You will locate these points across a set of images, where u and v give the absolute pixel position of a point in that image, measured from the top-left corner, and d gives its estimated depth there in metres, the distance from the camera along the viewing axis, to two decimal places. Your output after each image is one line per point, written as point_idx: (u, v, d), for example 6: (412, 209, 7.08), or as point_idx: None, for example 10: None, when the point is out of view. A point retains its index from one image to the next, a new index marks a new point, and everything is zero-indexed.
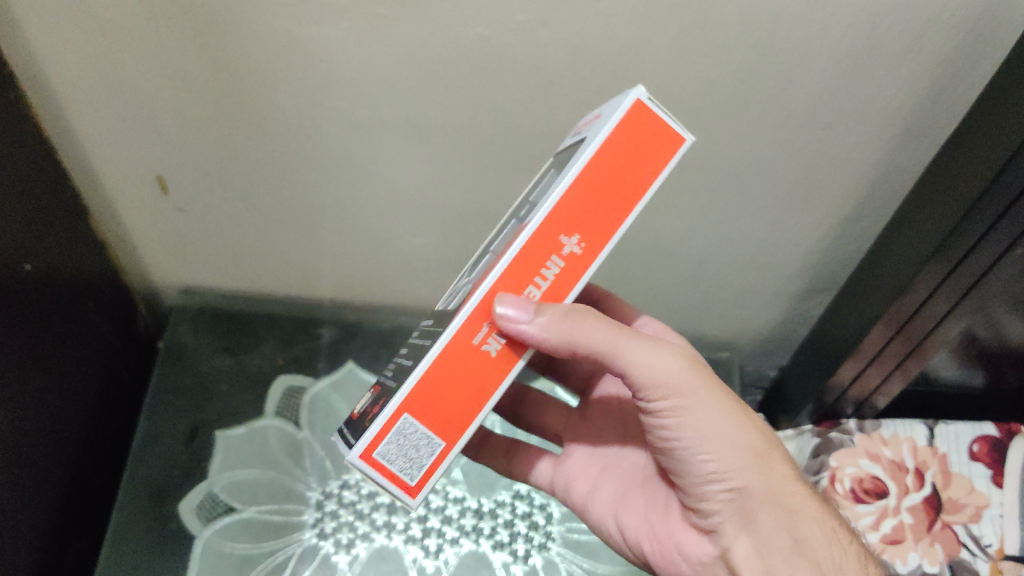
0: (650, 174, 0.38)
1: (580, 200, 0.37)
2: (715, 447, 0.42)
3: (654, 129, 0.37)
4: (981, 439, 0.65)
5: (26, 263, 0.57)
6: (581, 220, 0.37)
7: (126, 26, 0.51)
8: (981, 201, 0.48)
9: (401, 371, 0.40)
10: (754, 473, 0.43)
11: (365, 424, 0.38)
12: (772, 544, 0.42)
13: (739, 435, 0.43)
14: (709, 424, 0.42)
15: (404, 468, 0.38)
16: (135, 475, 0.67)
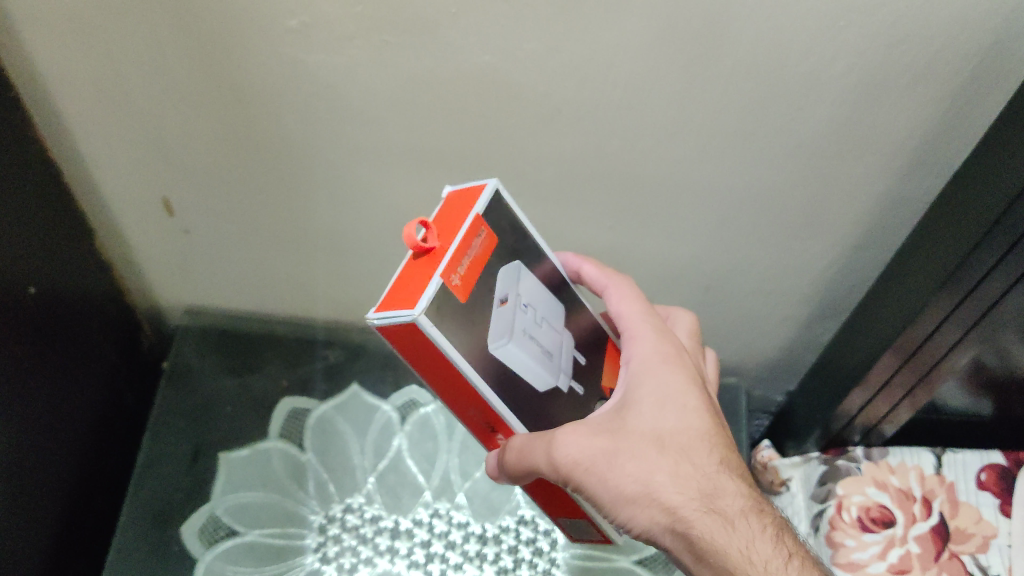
0: (442, 355, 0.36)
1: (447, 393, 0.40)
2: (611, 506, 0.42)
3: (410, 338, 0.36)
4: (989, 468, 0.63)
5: (31, 285, 0.57)
6: (466, 401, 0.40)
7: (131, 49, 0.51)
8: (990, 235, 0.48)
9: None
10: (645, 516, 0.42)
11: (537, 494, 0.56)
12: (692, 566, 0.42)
13: (622, 489, 0.42)
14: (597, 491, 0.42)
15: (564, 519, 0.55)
16: (136, 499, 0.67)
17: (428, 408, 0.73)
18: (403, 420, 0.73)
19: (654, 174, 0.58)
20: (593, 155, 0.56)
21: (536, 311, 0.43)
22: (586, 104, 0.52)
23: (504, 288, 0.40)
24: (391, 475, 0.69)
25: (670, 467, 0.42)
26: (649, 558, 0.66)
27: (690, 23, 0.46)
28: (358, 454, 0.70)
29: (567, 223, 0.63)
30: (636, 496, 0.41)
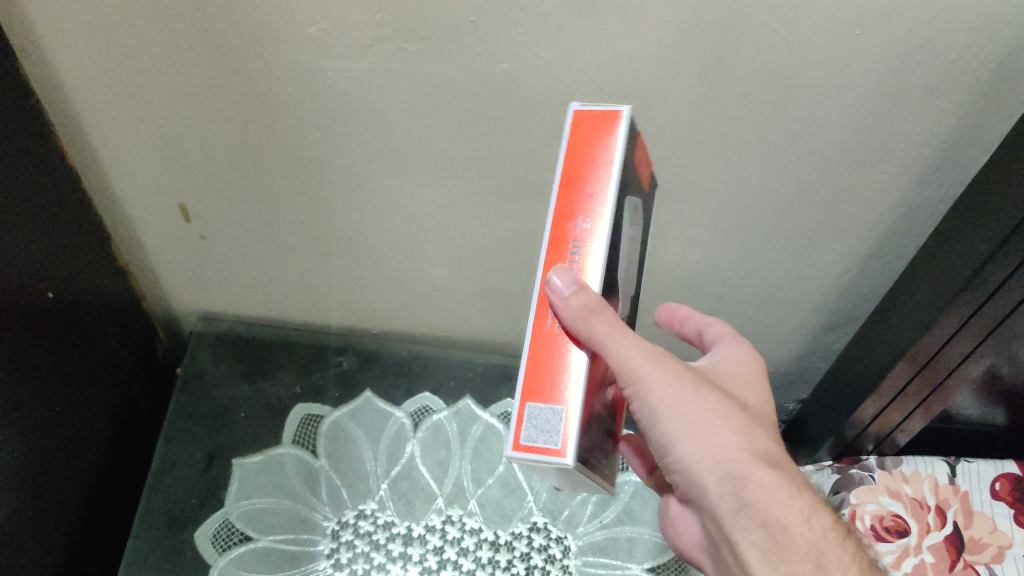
0: (612, 129, 0.39)
1: (567, 191, 0.39)
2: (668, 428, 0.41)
3: (586, 131, 0.39)
4: (1003, 477, 0.65)
5: (50, 291, 0.57)
6: (580, 203, 0.38)
7: (151, 57, 0.51)
8: (1004, 247, 0.48)
9: None
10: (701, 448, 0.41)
11: None
12: (725, 517, 0.41)
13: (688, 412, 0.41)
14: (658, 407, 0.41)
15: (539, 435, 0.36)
16: (151, 504, 0.68)
17: (441, 415, 0.74)
18: (416, 426, 0.73)
19: (669, 182, 0.58)
20: None
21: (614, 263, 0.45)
22: None
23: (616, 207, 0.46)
24: (404, 481, 0.69)
25: (742, 418, 0.42)
26: (663, 565, 0.66)
27: (706, 31, 0.47)
28: (371, 461, 0.70)
29: None
30: (698, 425, 0.41)
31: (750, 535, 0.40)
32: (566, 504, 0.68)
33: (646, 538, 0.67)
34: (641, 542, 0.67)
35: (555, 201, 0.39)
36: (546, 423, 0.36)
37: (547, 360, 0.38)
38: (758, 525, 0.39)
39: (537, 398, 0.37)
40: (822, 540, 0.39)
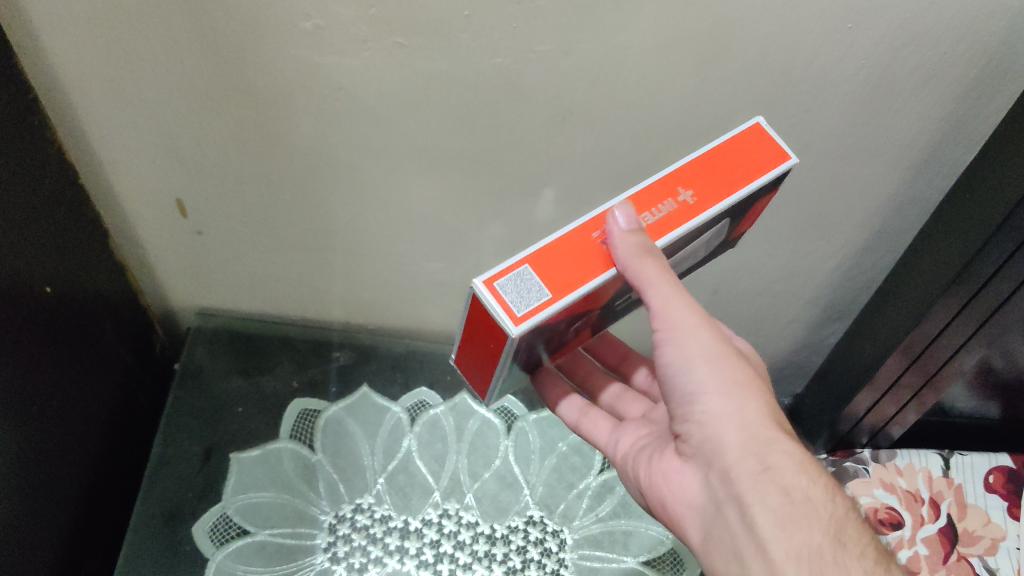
0: (771, 161, 0.42)
1: (701, 165, 0.42)
2: (700, 380, 0.42)
3: (756, 144, 0.42)
4: (997, 470, 0.66)
5: (47, 285, 0.58)
6: (700, 181, 0.41)
7: (148, 52, 0.52)
8: (995, 238, 0.48)
9: None
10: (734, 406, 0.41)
11: None
12: (739, 478, 0.40)
13: (727, 371, 0.42)
14: (697, 358, 0.42)
15: (516, 300, 0.37)
16: (148, 498, 0.68)
17: (437, 410, 0.74)
18: (412, 421, 0.73)
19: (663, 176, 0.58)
20: (604, 156, 0.57)
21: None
22: (597, 106, 0.53)
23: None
24: (401, 476, 0.70)
25: (770, 398, 0.44)
26: (658, 558, 0.66)
27: (700, 26, 0.47)
28: (368, 455, 0.71)
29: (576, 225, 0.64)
30: (732, 386, 0.42)
31: (767, 497, 0.40)
32: (561, 498, 0.69)
33: (641, 531, 0.67)
34: (637, 536, 0.67)
35: (684, 163, 0.42)
36: (530, 288, 0.38)
37: (568, 252, 0.40)
38: (776, 489, 0.40)
39: (533, 267, 0.38)
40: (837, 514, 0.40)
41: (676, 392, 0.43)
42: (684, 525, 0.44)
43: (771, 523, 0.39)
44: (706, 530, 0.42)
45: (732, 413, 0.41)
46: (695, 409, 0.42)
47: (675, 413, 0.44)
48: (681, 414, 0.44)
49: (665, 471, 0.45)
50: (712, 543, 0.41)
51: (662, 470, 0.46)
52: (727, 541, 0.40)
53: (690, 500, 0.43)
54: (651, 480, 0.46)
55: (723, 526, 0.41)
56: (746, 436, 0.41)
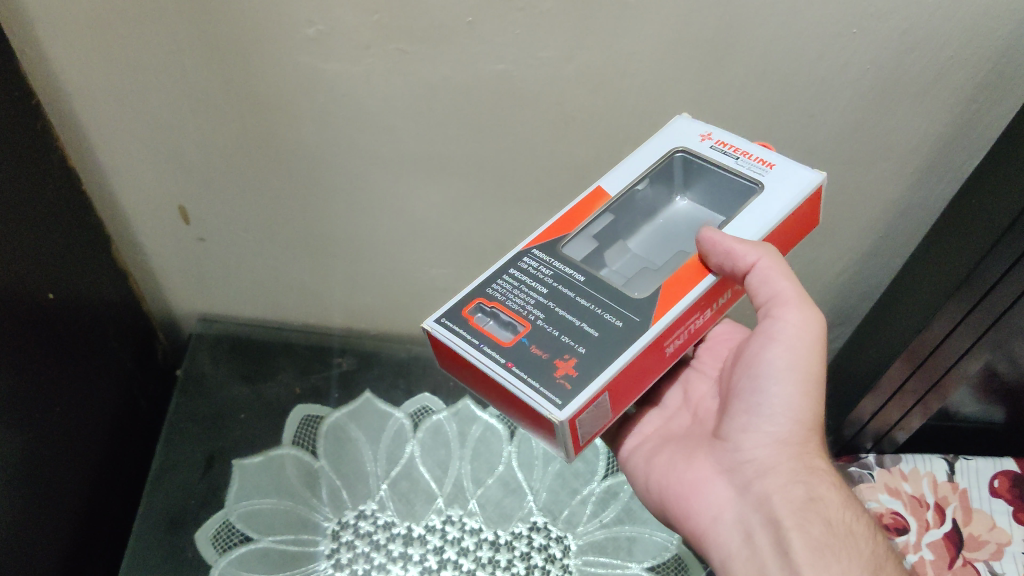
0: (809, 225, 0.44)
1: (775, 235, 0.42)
2: (787, 394, 0.43)
3: (811, 209, 0.43)
4: (1002, 475, 0.65)
5: (49, 292, 0.58)
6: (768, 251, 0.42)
7: (152, 59, 0.52)
8: (999, 244, 0.48)
9: (575, 337, 0.37)
10: (799, 435, 0.43)
11: (556, 382, 0.36)
12: (785, 503, 0.42)
13: (808, 395, 0.43)
14: (785, 369, 0.43)
15: (585, 430, 0.36)
16: (152, 505, 0.68)
17: (440, 415, 0.74)
18: (415, 426, 0.73)
19: None
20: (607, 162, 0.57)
21: (635, 187, 0.46)
22: (600, 113, 0.53)
23: (696, 143, 0.46)
24: (404, 482, 0.69)
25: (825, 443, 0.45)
26: (662, 564, 0.64)
27: (704, 32, 0.47)
28: (371, 462, 0.71)
29: None
30: (806, 412, 0.43)
31: (808, 526, 0.41)
32: (566, 504, 0.68)
33: (645, 537, 0.66)
34: (641, 542, 0.65)
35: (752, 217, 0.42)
36: (599, 415, 0.37)
37: (652, 357, 0.38)
38: (819, 522, 0.41)
39: (614, 391, 0.36)
40: (877, 558, 0.41)
41: (745, 399, 0.44)
42: (699, 539, 0.44)
43: (812, 549, 0.40)
44: (729, 547, 0.42)
45: (794, 441, 0.43)
46: (761, 422, 0.43)
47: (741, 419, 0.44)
48: (737, 425, 0.45)
49: (691, 480, 0.46)
50: (735, 560, 0.42)
51: (689, 480, 0.46)
52: (755, 562, 0.41)
53: (716, 514, 0.44)
54: (677, 481, 0.46)
55: (754, 546, 0.41)
56: (800, 467, 0.43)
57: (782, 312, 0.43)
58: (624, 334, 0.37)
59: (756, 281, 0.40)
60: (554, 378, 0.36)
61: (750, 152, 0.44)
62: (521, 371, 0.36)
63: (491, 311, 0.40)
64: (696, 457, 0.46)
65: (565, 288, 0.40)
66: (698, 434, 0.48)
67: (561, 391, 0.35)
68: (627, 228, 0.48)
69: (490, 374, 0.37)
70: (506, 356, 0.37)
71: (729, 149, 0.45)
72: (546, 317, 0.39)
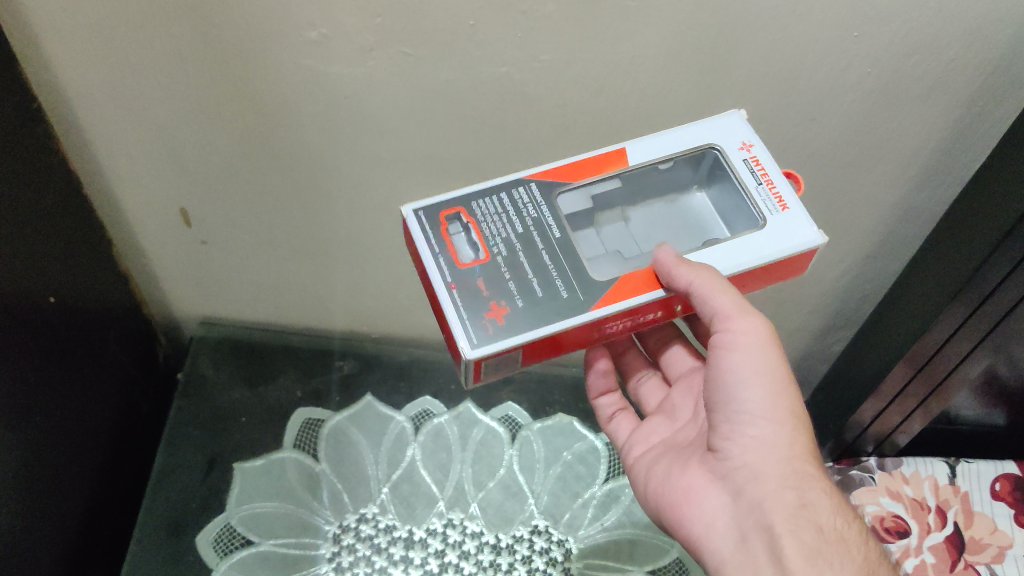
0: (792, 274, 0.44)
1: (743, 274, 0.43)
2: (758, 400, 0.43)
3: (795, 263, 0.43)
4: (1003, 478, 0.65)
5: (50, 295, 0.58)
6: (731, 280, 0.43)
7: (153, 63, 0.52)
8: (1000, 247, 0.48)
9: (519, 287, 0.41)
10: (783, 437, 0.43)
11: (480, 318, 0.40)
12: (776, 509, 0.41)
13: (782, 396, 0.43)
14: (754, 375, 0.43)
15: (493, 369, 0.41)
16: (153, 509, 0.68)
17: (441, 419, 0.74)
18: (417, 429, 0.73)
19: None
20: None
21: (660, 163, 0.47)
22: (602, 114, 0.53)
23: (733, 150, 0.46)
24: (405, 485, 0.69)
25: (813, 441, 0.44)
26: (662, 567, 0.65)
27: (705, 34, 0.47)
28: (372, 465, 0.71)
29: None
30: (785, 412, 0.43)
31: (800, 532, 0.41)
32: (566, 507, 0.68)
33: (646, 540, 0.67)
34: (641, 545, 0.66)
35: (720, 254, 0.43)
36: (509, 362, 0.41)
37: (574, 336, 0.41)
38: (812, 526, 0.41)
39: (529, 349, 0.40)
40: (870, 560, 0.41)
41: (721, 408, 0.44)
42: (697, 545, 0.45)
43: (807, 555, 0.40)
44: (725, 553, 0.43)
45: (779, 442, 0.42)
46: (742, 430, 0.43)
47: (721, 426, 0.44)
48: (722, 434, 0.44)
49: (685, 489, 0.46)
50: (731, 566, 0.42)
51: (686, 490, 0.46)
52: (750, 568, 0.41)
53: (710, 522, 0.44)
54: (673, 491, 0.47)
55: (748, 554, 0.42)
56: (788, 470, 0.42)
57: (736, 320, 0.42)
58: (561, 305, 0.41)
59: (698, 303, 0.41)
60: (482, 317, 0.40)
61: (773, 181, 0.45)
62: (459, 294, 0.41)
63: (467, 227, 0.44)
64: (688, 466, 0.47)
65: (538, 235, 0.43)
66: (693, 443, 0.49)
67: (480, 328, 0.40)
68: (633, 199, 0.50)
69: (432, 284, 0.41)
70: (453, 274, 0.42)
71: (759, 171, 0.45)
72: (507, 257, 0.43)
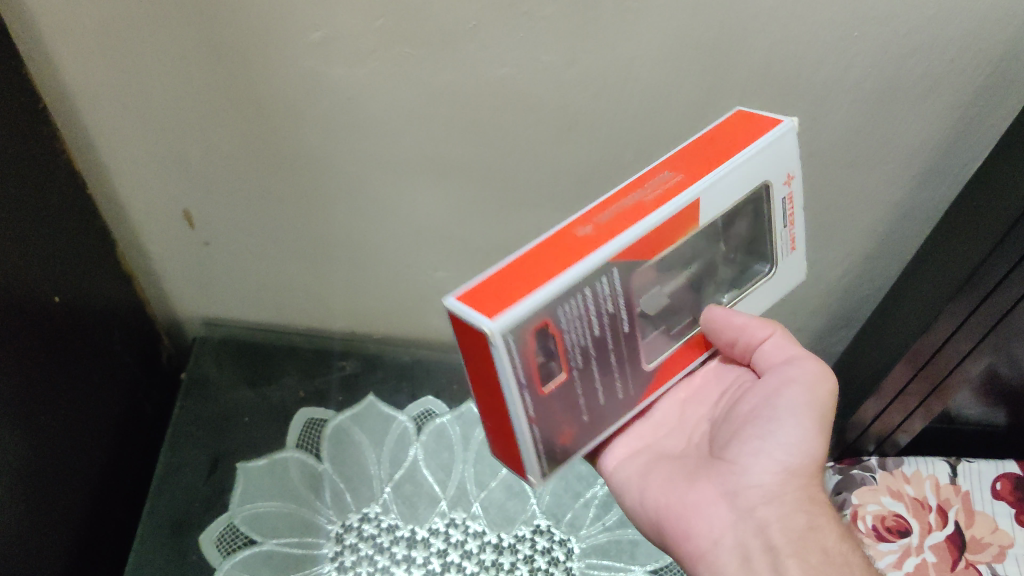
0: None
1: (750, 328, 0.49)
2: (797, 428, 0.44)
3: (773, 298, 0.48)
4: (1004, 477, 0.65)
5: (54, 295, 0.58)
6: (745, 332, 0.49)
7: (156, 64, 0.52)
8: (1000, 245, 0.48)
9: (588, 395, 0.40)
10: (807, 471, 0.44)
11: (549, 452, 0.39)
12: (787, 530, 0.41)
13: (818, 435, 0.45)
14: (799, 407, 0.45)
15: None
16: (157, 509, 0.68)
17: (443, 419, 0.74)
18: (419, 430, 0.73)
19: None
20: (610, 164, 0.57)
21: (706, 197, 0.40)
22: (602, 116, 0.53)
23: (779, 187, 0.42)
24: (407, 485, 0.70)
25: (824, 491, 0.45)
26: (664, 567, 0.65)
27: (705, 35, 0.47)
28: (375, 465, 0.71)
29: None
30: (816, 450, 0.44)
31: (806, 555, 0.41)
32: (568, 508, 0.69)
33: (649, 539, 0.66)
34: (644, 545, 0.66)
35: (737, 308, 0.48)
36: None
37: None
38: (820, 549, 0.41)
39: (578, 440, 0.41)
40: None
41: (755, 429, 0.45)
42: (696, 560, 0.43)
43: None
44: (726, 569, 0.41)
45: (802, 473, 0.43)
46: (773, 448, 0.44)
47: (749, 445, 0.45)
48: (747, 449, 0.45)
49: (691, 501, 0.45)
50: None
51: (690, 499, 0.44)
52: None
53: (716, 537, 0.43)
54: (674, 501, 0.45)
55: (749, 569, 0.40)
56: (804, 499, 0.43)
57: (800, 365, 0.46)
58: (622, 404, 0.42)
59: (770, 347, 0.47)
60: (558, 442, 0.39)
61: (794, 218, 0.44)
62: (536, 431, 0.38)
63: (548, 339, 0.36)
64: (696, 479, 0.46)
65: (611, 335, 0.39)
66: (694, 459, 0.48)
67: (548, 462, 0.40)
68: None
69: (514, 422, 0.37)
70: (535, 408, 0.37)
71: (789, 206, 0.43)
72: (584, 369, 0.39)
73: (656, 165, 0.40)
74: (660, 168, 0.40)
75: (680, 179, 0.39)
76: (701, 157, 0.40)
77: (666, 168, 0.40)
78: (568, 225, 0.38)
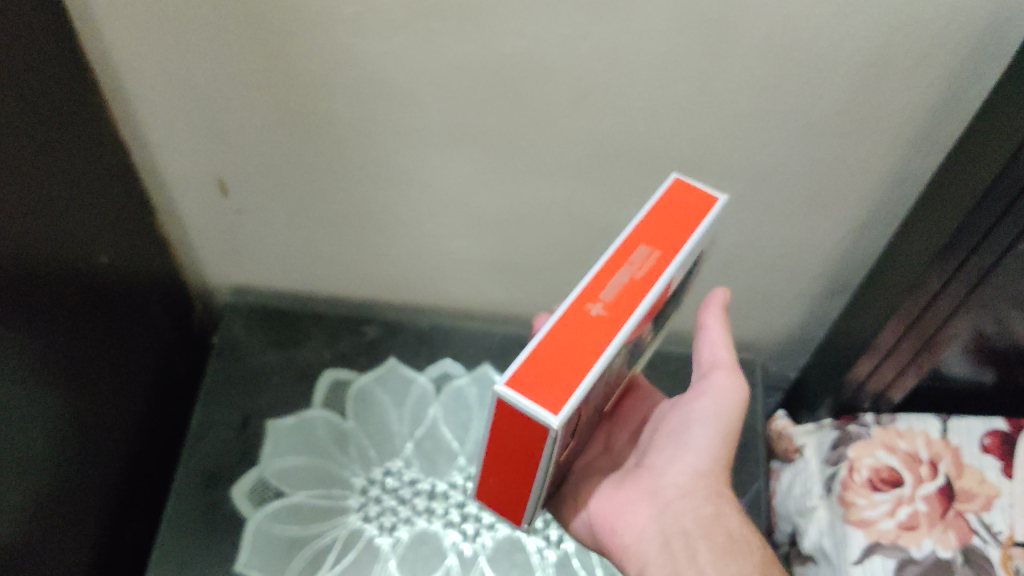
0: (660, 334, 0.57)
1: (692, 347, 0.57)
2: (704, 434, 0.54)
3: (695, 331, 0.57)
4: (992, 433, 0.64)
5: (103, 256, 0.63)
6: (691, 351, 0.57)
7: (198, 39, 0.56)
8: (981, 204, 0.52)
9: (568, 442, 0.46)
10: (712, 468, 0.53)
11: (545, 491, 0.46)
12: (694, 517, 0.51)
13: (725, 435, 0.54)
14: (708, 416, 0.54)
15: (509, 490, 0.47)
16: (192, 461, 0.72)
17: (461, 380, 0.78)
18: (438, 390, 0.77)
19: (678, 153, 0.62)
20: (622, 133, 0.61)
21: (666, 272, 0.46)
22: (615, 86, 0.57)
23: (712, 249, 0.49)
24: (428, 441, 0.74)
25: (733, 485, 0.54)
26: None
27: (710, 9, 0.51)
28: (397, 422, 0.75)
29: (597, 202, 0.67)
30: (722, 451, 0.54)
31: (713, 535, 0.50)
32: None
33: None
34: None
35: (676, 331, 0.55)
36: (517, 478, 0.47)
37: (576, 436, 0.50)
38: (723, 532, 0.50)
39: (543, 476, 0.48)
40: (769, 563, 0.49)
41: (672, 438, 0.55)
42: (625, 551, 0.53)
43: (715, 551, 0.48)
44: (649, 556, 0.51)
45: (708, 471, 0.53)
46: (684, 453, 0.53)
47: (665, 455, 0.55)
48: (664, 457, 0.55)
49: (620, 501, 0.55)
50: (653, 565, 0.50)
51: (618, 499, 0.55)
52: (669, 564, 0.49)
53: (640, 532, 0.52)
54: (608, 506, 0.55)
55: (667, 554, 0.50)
56: (710, 491, 0.52)
57: (717, 373, 0.54)
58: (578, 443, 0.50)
59: (706, 341, 0.56)
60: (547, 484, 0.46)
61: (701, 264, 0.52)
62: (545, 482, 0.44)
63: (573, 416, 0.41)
64: (625, 484, 0.56)
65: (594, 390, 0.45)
66: (627, 470, 0.58)
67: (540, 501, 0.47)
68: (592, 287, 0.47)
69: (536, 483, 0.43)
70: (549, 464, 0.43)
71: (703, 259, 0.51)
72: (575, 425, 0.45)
73: (626, 237, 0.45)
74: (632, 241, 0.44)
75: (656, 258, 0.44)
76: (669, 233, 0.45)
77: (638, 240, 0.45)
78: (577, 299, 0.42)
